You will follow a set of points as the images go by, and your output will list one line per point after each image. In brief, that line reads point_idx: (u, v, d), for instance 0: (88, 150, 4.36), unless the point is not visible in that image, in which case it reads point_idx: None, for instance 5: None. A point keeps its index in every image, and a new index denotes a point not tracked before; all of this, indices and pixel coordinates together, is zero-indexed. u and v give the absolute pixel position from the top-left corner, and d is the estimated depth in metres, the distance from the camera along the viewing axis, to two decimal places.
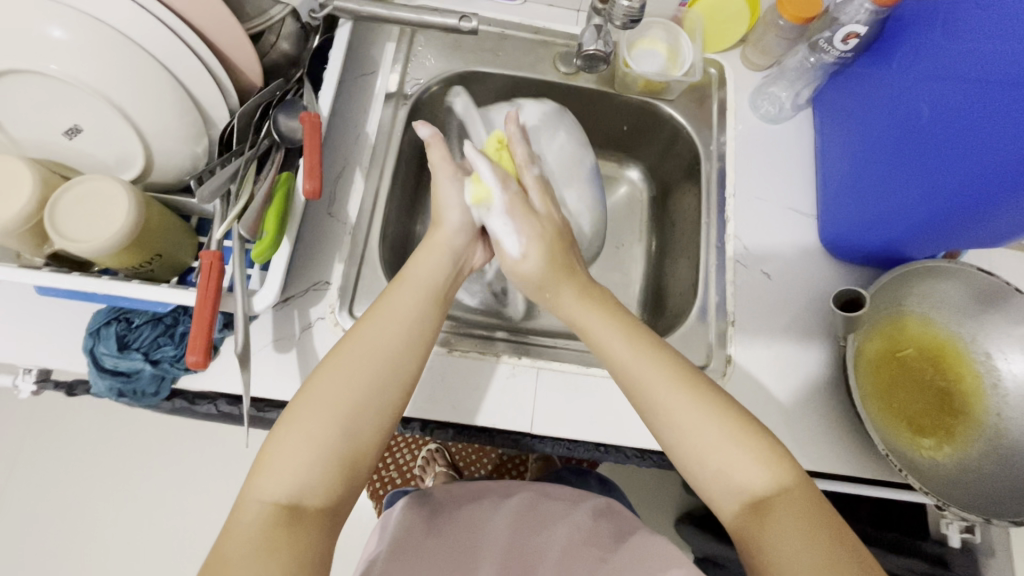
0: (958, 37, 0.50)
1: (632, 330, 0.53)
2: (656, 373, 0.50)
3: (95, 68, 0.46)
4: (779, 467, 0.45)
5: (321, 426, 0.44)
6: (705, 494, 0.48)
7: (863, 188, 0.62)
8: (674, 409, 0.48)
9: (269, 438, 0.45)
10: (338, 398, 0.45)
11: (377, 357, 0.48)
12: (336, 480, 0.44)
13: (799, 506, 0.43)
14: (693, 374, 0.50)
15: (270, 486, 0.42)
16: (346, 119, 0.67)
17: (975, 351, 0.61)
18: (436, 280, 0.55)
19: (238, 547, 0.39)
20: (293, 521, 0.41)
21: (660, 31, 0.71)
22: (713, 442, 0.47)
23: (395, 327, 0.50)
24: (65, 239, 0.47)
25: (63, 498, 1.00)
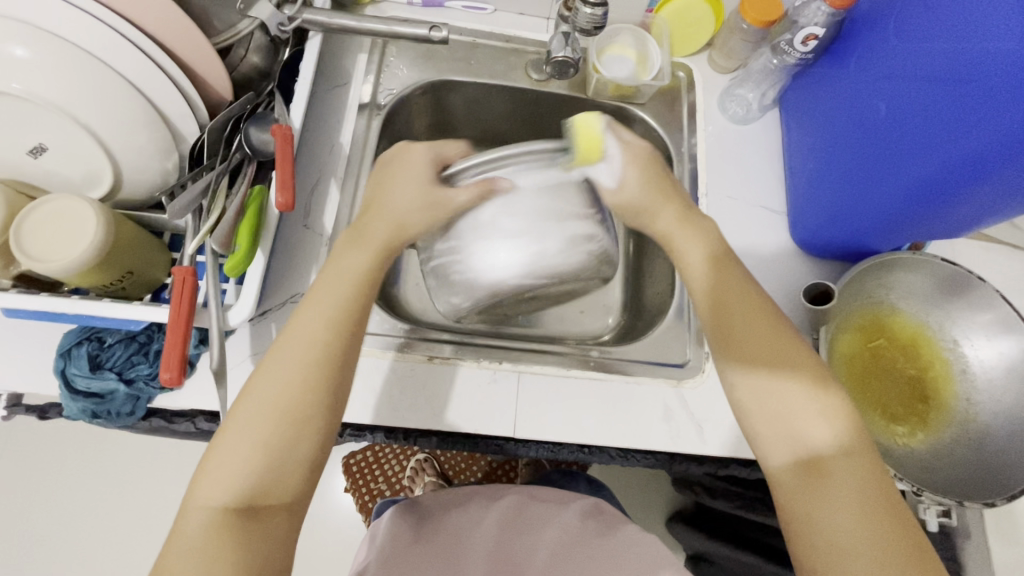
0: (911, 38, 0.52)
1: (736, 277, 0.54)
2: (746, 316, 0.51)
3: (60, 87, 0.46)
4: (842, 427, 0.47)
5: (260, 427, 0.44)
6: (756, 440, 0.49)
7: (827, 185, 0.64)
8: (755, 353, 0.50)
9: (210, 446, 0.45)
10: (274, 401, 0.45)
11: (307, 356, 0.47)
12: (283, 484, 0.44)
13: (853, 470, 0.45)
14: (782, 326, 0.51)
15: (211, 493, 0.42)
16: (319, 130, 0.67)
17: (943, 339, 0.63)
18: (365, 267, 0.52)
19: (186, 557, 0.41)
20: (241, 524, 0.42)
21: (628, 37, 0.72)
22: (783, 399, 0.48)
23: (324, 324, 0.48)
24: (32, 260, 0.46)
25: (41, 527, 0.98)
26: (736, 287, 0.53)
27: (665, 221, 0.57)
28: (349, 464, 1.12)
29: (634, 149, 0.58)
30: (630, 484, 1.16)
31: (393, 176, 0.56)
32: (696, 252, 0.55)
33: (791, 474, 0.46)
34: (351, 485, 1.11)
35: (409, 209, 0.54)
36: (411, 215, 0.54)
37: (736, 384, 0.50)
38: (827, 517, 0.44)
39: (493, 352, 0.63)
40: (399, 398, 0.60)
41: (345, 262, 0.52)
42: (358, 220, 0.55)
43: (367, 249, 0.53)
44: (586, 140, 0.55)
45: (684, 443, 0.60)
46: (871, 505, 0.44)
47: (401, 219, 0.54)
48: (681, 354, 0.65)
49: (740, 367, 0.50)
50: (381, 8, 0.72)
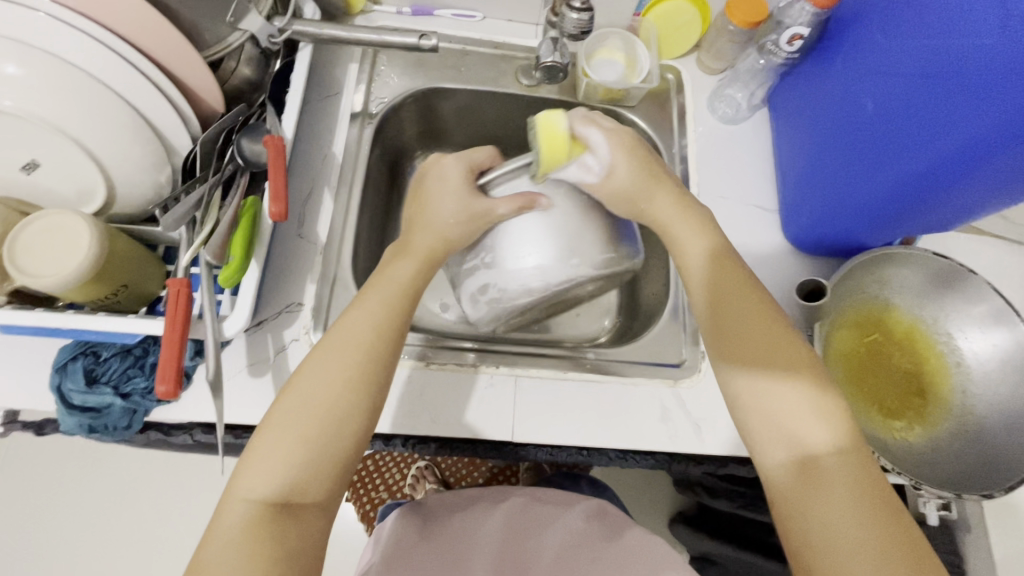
0: (894, 35, 0.53)
1: (736, 274, 0.54)
2: (739, 313, 0.52)
3: (52, 103, 0.46)
4: (838, 426, 0.47)
5: (307, 420, 0.45)
6: (753, 441, 0.49)
7: (817, 182, 0.64)
8: (749, 351, 0.50)
9: (254, 439, 0.45)
10: (326, 398, 0.46)
11: (357, 355, 0.48)
12: (322, 480, 0.44)
13: (841, 470, 0.45)
14: (775, 322, 0.51)
15: (255, 484, 0.43)
16: (312, 140, 0.67)
17: (937, 332, 0.64)
18: (411, 279, 0.54)
19: (225, 547, 0.40)
20: (280, 519, 0.42)
21: (617, 41, 0.73)
22: (777, 398, 0.48)
23: (374, 327, 0.49)
24: (26, 275, 0.46)
25: (40, 545, 0.97)
26: (733, 282, 0.54)
27: (665, 207, 0.58)
28: (350, 473, 1.12)
29: (615, 138, 0.57)
30: (632, 486, 1.16)
31: (430, 196, 0.58)
32: (697, 247, 0.56)
33: (786, 475, 0.46)
34: (353, 494, 1.10)
35: (449, 224, 0.57)
36: (454, 228, 0.57)
37: (729, 386, 0.51)
38: (818, 518, 0.44)
39: (490, 357, 0.63)
40: (396, 404, 0.60)
41: (393, 271, 0.54)
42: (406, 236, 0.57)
43: (410, 260, 0.55)
44: (551, 147, 0.53)
45: (683, 443, 0.60)
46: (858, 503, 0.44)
47: (445, 235, 0.57)
48: (677, 353, 0.65)
49: (731, 367, 0.51)
50: (371, 18, 0.72)
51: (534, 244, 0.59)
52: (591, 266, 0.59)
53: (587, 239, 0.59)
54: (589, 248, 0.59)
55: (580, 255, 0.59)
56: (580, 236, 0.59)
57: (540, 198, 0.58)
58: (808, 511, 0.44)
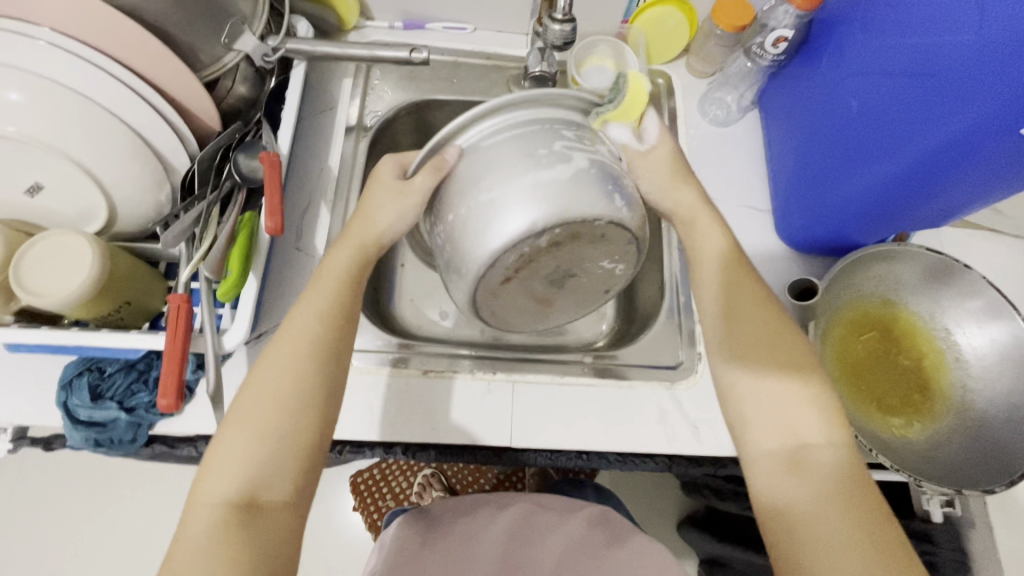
0: (876, 36, 0.53)
1: (742, 273, 0.55)
2: (749, 316, 0.53)
3: (54, 127, 0.47)
4: (834, 424, 0.48)
5: (260, 421, 0.45)
6: (745, 434, 0.50)
7: (807, 182, 0.65)
8: (758, 352, 0.51)
9: (211, 447, 0.46)
10: (278, 395, 0.46)
11: (303, 349, 0.48)
12: (284, 478, 0.45)
13: (833, 465, 0.46)
14: (778, 316, 0.53)
15: (217, 487, 0.43)
16: (307, 154, 0.69)
17: (935, 328, 0.64)
18: (359, 265, 0.54)
19: (191, 552, 0.41)
20: (244, 519, 0.43)
21: (606, 48, 0.74)
22: (778, 392, 0.49)
23: (319, 319, 0.50)
24: (31, 295, 0.48)
25: (53, 560, 0.98)
26: (743, 285, 0.55)
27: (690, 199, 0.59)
28: (356, 482, 1.12)
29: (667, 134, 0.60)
30: (639, 490, 1.16)
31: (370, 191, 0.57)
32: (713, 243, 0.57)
33: (773, 466, 0.48)
34: (360, 504, 1.11)
35: (393, 220, 0.55)
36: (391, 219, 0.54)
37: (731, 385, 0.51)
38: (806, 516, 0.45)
39: (487, 364, 0.64)
40: (396, 412, 0.60)
41: (333, 261, 0.54)
42: (346, 225, 0.57)
43: (357, 245, 0.55)
44: (632, 100, 0.54)
45: (681, 445, 0.60)
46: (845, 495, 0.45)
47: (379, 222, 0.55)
48: (675, 355, 0.66)
49: (731, 363, 0.52)
50: (364, 34, 0.74)
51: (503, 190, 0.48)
52: (585, 206, 0.47)
53: (553, 170, 0.48)
54: (553, 172, 0.47)
55: (572, 189, 0.47)
56: (558, 160, 0.48)
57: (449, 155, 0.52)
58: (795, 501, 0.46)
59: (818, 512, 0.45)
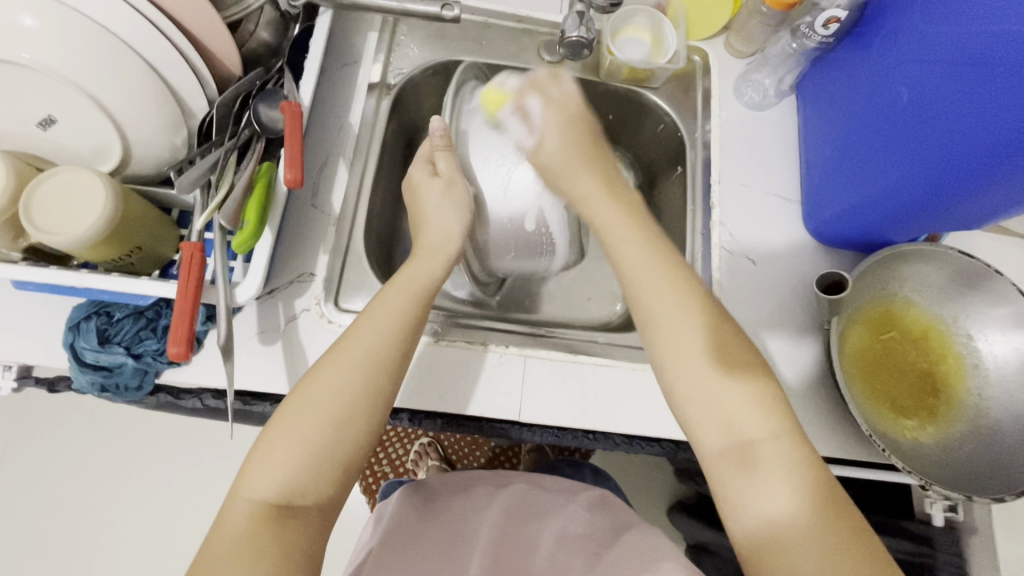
0: (933, 21, 0.50)
1: (685, 283, 0.52)
2: (666, 296, 0.51)
3: (71, 58, 0.45)
4: (773, 412, 0.47)
5: (314, 426, 0.45)
6: (688, 424, 0.49)
7: (842, 174, 0.63)
8: (681, 341, 0.50)
9: (256, 443, 0.45)
10: (332, 401, 0.46)
11: (367, 360, 0.48)
12: (322, 483, 0.45)
13: (784, 457, 0.45)
14: (685, 282, 0.52)
15: (259, 485, 0.43)
16: (328, 109, 0.66)
17: (956, 333, 0.62)
18: (428, 282, 0.55)
19: (226, 545, 0.41)
20: (280, 521, 0.42)
21: (643, 19, 0.71)
22: (712, 383, 0.48)
23: (385, 332, 0.50)
24: (40, 232, 0.46)
25: (51, 498, 0.99)
26: (650, 262, 0.53)
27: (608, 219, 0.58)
28: None
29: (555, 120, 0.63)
30: (632, 473, 1.16)
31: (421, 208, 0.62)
32: (629, 243, 0.55)
33: (723, 460, 0.46)
34: None
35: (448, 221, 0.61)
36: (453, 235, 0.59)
37: (669, 375, 0.50)
38: (761, 510, 0.44)
39: (501, 337, 0.63)
40: (405, 378, 0.60)
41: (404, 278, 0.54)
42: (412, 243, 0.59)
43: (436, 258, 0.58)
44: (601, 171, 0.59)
45: None
46: (802, 484, 0.44)
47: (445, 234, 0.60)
48: None
49: (665, 348, 0.50)
50: None
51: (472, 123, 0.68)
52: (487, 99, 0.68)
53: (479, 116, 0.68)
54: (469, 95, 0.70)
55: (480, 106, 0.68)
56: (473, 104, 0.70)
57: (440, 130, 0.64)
58: (755, 486, 0.45)
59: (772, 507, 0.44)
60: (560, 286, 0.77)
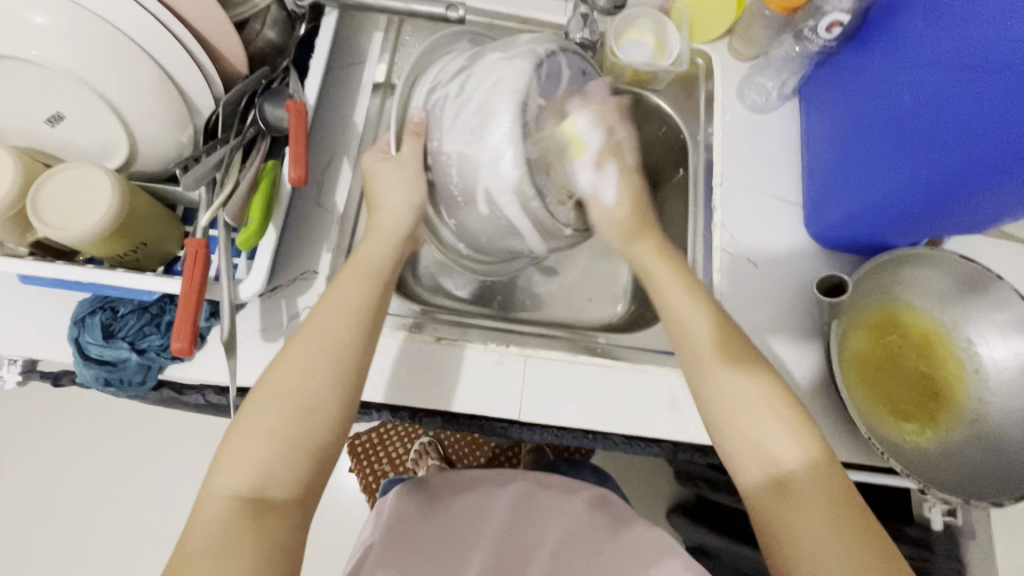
0: (937, 26, 0.50)
1: (731, 330, 0.54)
2: (708, 341, 0.53)
3: (79, 55, 0.46)
4: (809, 443, 0.48)
5: (277, 418, 0.45)
6: (728, 457, 0.51)
7: (844, 178, 0.63)
8: (730, 375, 0.51)
9: (224, 438, 0.46)
10: (295, 393, 0.46)
11: (324, 348, 0.48)
12: (293, 474, 0.45)
13: (819, 481, 0.46)
14: (727, 327, 0.54)
15: (229, 480, 0.43)
16: (333, 108, 0.67)
17: (957, 337, 0.62)
18: (383, 266, 0.54)
19: (205, 542, 0.41)
20: (254, 514, 0.43)
21: (647, 21, 0.71)
22: (755, 420, 0.49)
23: (342, 319, 0.50)
24: (47, 227, 0.46)
25: (53, 493, 1.00)
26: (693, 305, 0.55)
27: (643, 250, 0.60)
28: (355, 444, 1.13)
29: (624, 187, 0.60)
30: (632, 474, 1.16)
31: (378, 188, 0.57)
32: (680, 293, 0.56)
33: (757, 484, 0.48)
34: (356, 465, 1.12)
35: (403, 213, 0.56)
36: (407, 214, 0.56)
37: (706, 409, 0.52)
38: (795, 531, 0.45)
39: (498, 337, 0.63)
40: (406, 376, 0.60)
41: (361, 262, 0.54)
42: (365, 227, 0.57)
43: (391, 239, 0.55)
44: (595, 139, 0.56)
45: (691, 434, 0.60)
46: (829, 506, 0.45)
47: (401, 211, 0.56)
48: None
49: (715, 386, 0.52)
50: None
51: (479, 83, 0.53)
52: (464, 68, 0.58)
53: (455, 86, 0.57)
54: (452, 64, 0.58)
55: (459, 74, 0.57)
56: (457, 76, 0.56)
57: (415, 117, 0.56)
58: (781, 511, 0.46)
59: (803, 527, 0.45)
60: (562, 287, 0.77)
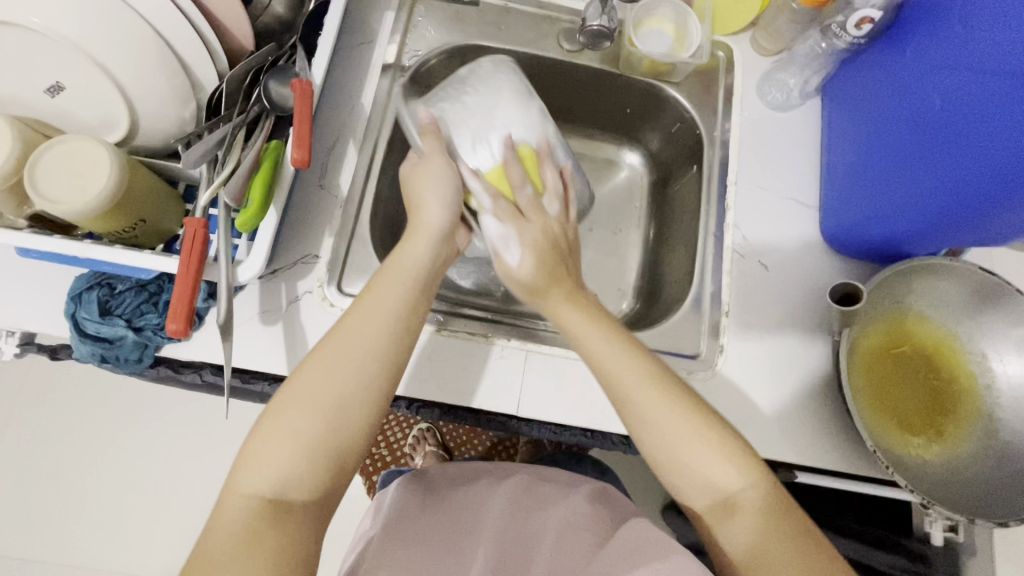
0: (975, 27, 0.48)
1: (650, 372, 0.50)
2: (633, 380, 0.49)
3: (78, 25, 0.44)
4: (749, 465, 0.47)
5: (308, 423, 0.45)
6: (681, 491, 0.49)
7: (865, 181, 0.61)
8: (660, 403, 0.49)
9: (251, 436, 0.45)
10: (330, 397, 0.46)
11: (361, 352, 0.47)
12: (316, 479, 0.44)
13: (766, 509, 0.45)
14: (655, 370, 0.51)
15: (253, 479, 0.43)
16: (339, 88, 0.65)
17: (971, 351, 0.60)
18: (423, 267, 0.53)
19: (223, 540, 0.41)
20: (276, 516, 0.42)
21: (668, 11, 0.69)
22: (688, 457, 0.48)
23: (380, 323, 0.49)
24: (45, 201, 0.45)
25: (54, 461, 1.01)
26: (621, 362, 0.50)
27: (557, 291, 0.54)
28: None
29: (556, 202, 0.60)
30: (628, 470, 1.16)
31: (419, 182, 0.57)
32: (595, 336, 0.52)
33: (724, 522, 0.46)
34: None
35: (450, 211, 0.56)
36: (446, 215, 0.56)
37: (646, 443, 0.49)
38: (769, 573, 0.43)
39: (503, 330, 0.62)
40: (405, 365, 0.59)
41: (403, 257, 0.53)
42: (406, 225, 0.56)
43: (428, 239, 0.54)
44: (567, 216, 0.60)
45: None
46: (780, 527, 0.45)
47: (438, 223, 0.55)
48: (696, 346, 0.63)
49: (635, 407, 0.49)
50: None
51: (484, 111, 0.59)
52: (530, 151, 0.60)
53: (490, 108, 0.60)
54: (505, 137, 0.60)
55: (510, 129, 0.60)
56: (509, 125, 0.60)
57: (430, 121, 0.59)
58: (752, 543, 0.44)
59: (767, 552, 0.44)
60: None
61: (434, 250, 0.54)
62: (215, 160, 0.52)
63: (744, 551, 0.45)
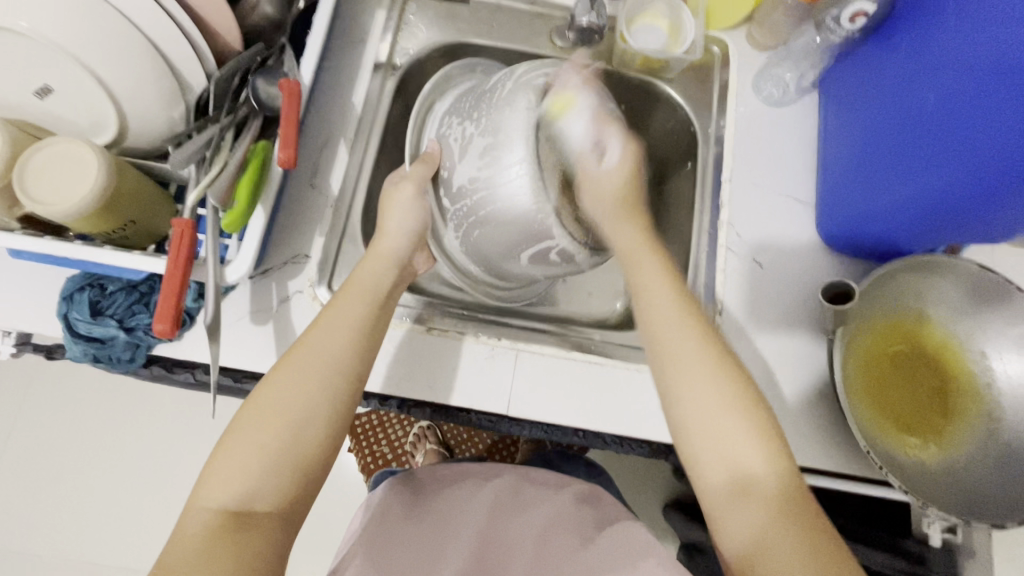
0: (969, 20, 0.47)
1: (706, 332, 0.51)
2: (679, 332, 0.51)
3: (64, 27, 0.45)
4: (779, 449, 0.46)
5: (269, 434, 0.45)
6: (697, 462, 0.48)
7: (859, 179, 0.60)
8: (685, 362, 0.49)
9: (214, 450, 0.45)
10: (291, 409, 0.46)
11: (323, 367, 0.48)
12: (278, 490, 0.45)
13: (794, 495, 0.44)
14: (703, 327, 0.51)
15: (214, 493, 0.43)
16: (330, 87, 0.65)
17: (970, 351, 0.59)
18: (381, 285, 0.54)
19: (183, 553, 0.41)
20: (237, 528, 0.42)
21: (662, 5, 0.68)
22: (726, 428, 0.47)
23: (342, 337, 0.50)
24: (35, 203, 0.46)
25: (60, 459, 1.02)
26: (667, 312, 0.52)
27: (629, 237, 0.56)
28: (355, 426, 1.14)
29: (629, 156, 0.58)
30: (628, 469, 1.15)
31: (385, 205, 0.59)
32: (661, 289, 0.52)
33: (734, 504, 0.45)
34: (354, 446, 1.13)
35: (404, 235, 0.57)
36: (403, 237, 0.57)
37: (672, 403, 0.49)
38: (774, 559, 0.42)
39: (493, 330, 0.62)
40: (396, 365, 0.59)
41: (362, 275, 0.54)
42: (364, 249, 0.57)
43: (385, 259, 0.56)
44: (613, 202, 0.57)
45: None
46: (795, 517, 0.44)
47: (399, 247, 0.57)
48: None
49: (678, 363, 0.49)
50: None
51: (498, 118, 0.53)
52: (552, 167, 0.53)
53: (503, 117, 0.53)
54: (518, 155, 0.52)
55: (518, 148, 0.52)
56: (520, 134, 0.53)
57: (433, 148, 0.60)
58: (758, 526, 0.44)
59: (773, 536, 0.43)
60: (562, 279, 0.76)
61: (393, 271, 0.56)
62: (203, 162, 0.53)
63: (746, 537, 0.44)
